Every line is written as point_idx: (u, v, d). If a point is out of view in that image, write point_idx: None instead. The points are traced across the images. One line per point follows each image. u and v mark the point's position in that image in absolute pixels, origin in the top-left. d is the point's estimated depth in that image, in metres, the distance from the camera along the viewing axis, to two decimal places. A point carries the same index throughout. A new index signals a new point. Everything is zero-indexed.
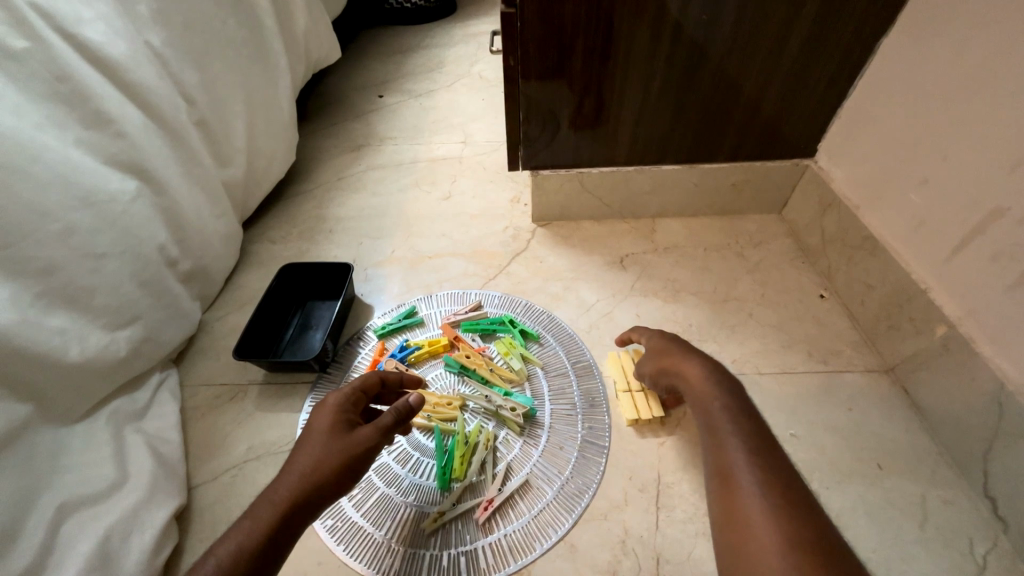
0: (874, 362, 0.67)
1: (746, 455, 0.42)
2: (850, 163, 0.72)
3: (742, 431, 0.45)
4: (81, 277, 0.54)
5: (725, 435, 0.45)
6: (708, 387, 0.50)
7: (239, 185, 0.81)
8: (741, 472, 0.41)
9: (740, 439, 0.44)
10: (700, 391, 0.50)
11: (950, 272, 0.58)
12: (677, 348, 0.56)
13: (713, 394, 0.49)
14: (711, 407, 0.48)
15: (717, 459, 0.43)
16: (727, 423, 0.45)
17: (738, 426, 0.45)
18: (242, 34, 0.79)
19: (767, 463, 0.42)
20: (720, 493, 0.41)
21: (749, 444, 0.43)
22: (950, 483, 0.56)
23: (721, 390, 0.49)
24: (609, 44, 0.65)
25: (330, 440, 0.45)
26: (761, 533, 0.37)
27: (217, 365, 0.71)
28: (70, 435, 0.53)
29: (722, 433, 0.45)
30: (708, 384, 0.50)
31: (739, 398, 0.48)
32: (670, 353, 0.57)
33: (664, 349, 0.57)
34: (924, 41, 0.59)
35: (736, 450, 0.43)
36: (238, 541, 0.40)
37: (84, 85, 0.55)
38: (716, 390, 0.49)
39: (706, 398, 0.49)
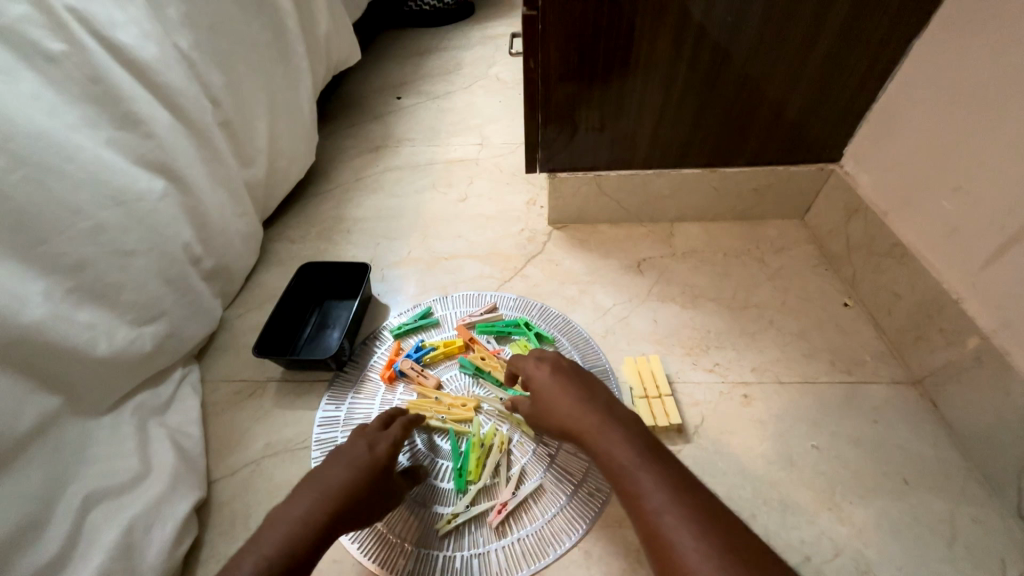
0: (901, 374, 0.65)
1: (665, 508, 0.40)
2: (878, 169, 0.70)
3: (650, 481, 0.42)
4: (111, 274, 0.56)
5: (639, 491, 0.41)
6: (609, 436, 0.46)
7: (261, 185, 0.82)
8: (678, 537, 0.38)
9: (658, 492, 0.41)
10: (602, 443, 0.46)
11: (983, 282, 0.56)
12: (554, 385, 0.52)
13: (616, 443, 0.45)
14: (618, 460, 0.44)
15: (650, 528, 0.39)
16: (631, 475, 0.42)
17: (643, 476, 0.42)
18: (266, 37, 0.81)
19: (689, 514, 0.39)
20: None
21: (668, 493, 0.40)
22: (981, 501, 0.54)
23: (620, 433, 0.46)
24: (630, 47, 0.64)
25: (364, 470, 0.49)
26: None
27: (237, 362, 0.72)
28: (97, 427, 0.54)
29: (640, 493, 0.41)
30: (605, 434, 0.46)
31: (636, 441, 0.45)
32: (545, 391, 0.52)
33: (543, 396, 0.52)
34: (959, 43, 0.57)
35: (651, 506, 0.40)
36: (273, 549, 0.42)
37: (116, 87, 0.56)
38: (619, 436, 0.45)
39: (604, 443, 0.46)
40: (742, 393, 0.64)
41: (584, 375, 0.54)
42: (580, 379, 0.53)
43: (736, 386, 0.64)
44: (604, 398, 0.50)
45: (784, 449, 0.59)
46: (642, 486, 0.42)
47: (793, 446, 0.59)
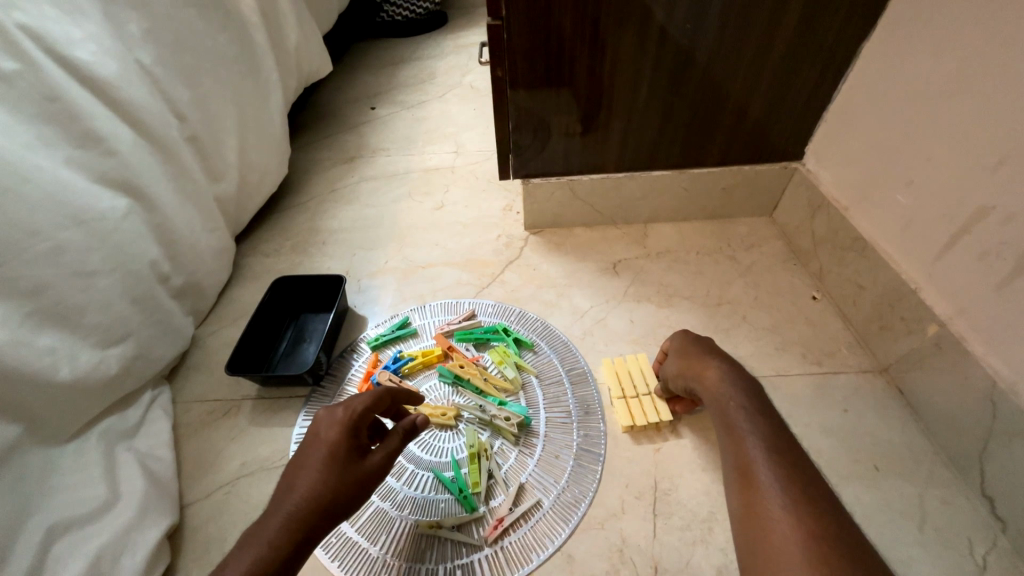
0: (869, 363, 0.67)
1: (770, 457, 0.41)
2: (837, 165, 0.72)
3: (760, 427, 0.44)
4: (72, 295, 0.54)
5: (745, 435, 0.43)
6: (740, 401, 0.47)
7: (232, 199, 0.81)
8: (757, 460, 0.40)
9: (764, 443, 0.42)
10: (728, 405, 0.47)
11: (938, 272, 0.58)
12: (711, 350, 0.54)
13: (740, 402, 0.46)
14: (734, 413, 0.46)
15: (739, 458, 0.42)
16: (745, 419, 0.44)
17: (762, 426, 0.43)
18: (232, 51, 0.80)
19: (790, 461, 0.40)
20: (737, 475, 0.41)
21: (769, 440, 0.42)
22: (947, 482, 0.56)
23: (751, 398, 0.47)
24: (595, 53, 0.66)
25: (331, 468, 0.43)
26: (776, 525, 0.36)
27: (209, 381, 0.70)
28: (60, 455, 0.52)
29: (750, 435, 0.43)
30: (725, 385, 0.49)
31: (754, 397, 0.47)
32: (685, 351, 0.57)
33: (690, 352, 0.55)
34: (904, 47, 0.60)
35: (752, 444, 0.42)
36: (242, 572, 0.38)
37: (74, 104, 0.55)
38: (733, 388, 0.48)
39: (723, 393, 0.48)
40: None
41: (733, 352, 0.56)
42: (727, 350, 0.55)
43: None
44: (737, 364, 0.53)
45: None
46: (746, 428, 0.44)
47: None
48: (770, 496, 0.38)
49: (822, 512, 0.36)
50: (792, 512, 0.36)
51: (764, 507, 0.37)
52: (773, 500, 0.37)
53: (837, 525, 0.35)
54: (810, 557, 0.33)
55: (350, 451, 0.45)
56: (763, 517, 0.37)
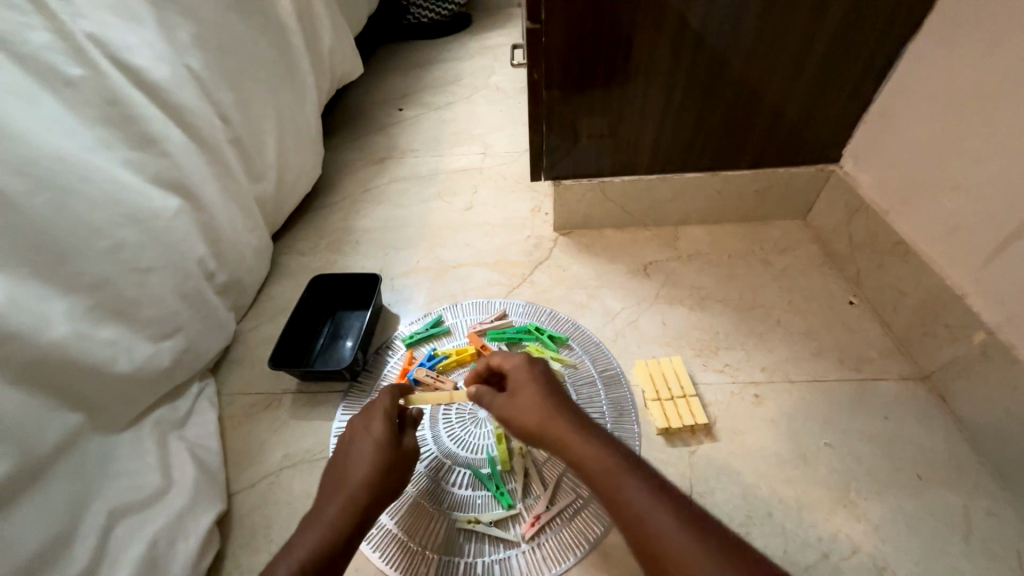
0: (909, 370, 0.65)
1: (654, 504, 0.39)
2: (878, 168, 0.71)
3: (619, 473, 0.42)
4: (130, 290, 0.57)
5: (634, 501, 0.40)
6: (632, 487, 0.40)
7: (270, 199, 0.84)
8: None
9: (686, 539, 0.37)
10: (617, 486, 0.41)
11: (985, 278, 0.57)
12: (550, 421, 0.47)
13: (632, 480, 0.41)
14: (636, 498, 0.40)
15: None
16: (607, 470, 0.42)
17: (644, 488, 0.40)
18: (272, 55, 0.82)
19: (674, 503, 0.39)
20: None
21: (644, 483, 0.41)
22: (994, 493, 0.55)
23: (639, 477, 0.41)
24: (630, 57, 0.66)
25: (378, 453, 0.49)
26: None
27: (252, 374, 0.73)
28: (118, 442, 0.55)
29: (676, 544, 0.36)
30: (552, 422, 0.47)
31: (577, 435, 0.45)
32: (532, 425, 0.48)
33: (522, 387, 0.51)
34: (952, 48, 0.58)
35: (631, 495, 0.40)
36: (315, 543, 0.43)
37: (132, 108, 0.58)
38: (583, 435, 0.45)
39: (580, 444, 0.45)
40: (753, 393, 0.65)
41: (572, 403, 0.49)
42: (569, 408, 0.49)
43: (747, 386, 0.65)
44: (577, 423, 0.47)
45: (797, 447, 0.59)
46: (653, 518, 0.38)
47: (806, 444, 0.60)
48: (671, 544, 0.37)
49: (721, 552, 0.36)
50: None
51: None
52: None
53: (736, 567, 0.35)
54: None
55: (392, 437, 0.51)
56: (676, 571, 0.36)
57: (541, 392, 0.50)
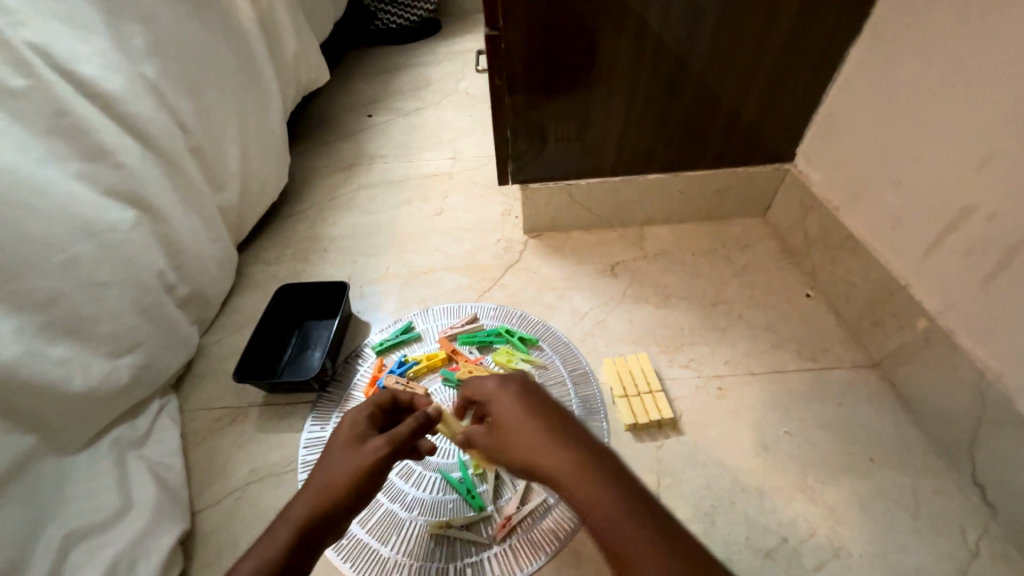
0: (861, 358, 0.69)
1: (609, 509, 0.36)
2: (828, 166, 0.74)
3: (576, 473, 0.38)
4: (84, 306, 0.55)
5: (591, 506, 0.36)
6: (587, 489, 0.37)
7: (234, 208, 0.82)
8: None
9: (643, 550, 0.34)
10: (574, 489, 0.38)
11: (926, 268, 0.60)
12: (535, 431, 0.41)
13: (588, 483, 0.37)
14: (592, 502, 0.36)
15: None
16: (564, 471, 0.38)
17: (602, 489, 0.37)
18: (233, 62, 0.81)
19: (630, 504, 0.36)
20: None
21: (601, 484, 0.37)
22: (940, 472, 0.58)
23: (631, 508, 0.36)
24: (592, 61, 0.68)
25: (339, 456, 0.46)
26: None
27: (216, 389, 0.71)
28: (73, 464, 0.53)
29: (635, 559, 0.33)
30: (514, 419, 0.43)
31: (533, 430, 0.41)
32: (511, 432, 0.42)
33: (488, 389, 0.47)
34: (891, 52, 0.62)
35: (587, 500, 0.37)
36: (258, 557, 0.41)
37: (83, 119, 0.56)
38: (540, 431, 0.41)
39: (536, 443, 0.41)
40: (717, 386, 0.66)
41: (564, 412, 0.43)
42: (561, 417, 0.43)
43: (710, 380, 0.67)
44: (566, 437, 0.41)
45: (759, 437, 0.61)
46: (610, 525, 0.35)
47: (767, 433, 0.62)
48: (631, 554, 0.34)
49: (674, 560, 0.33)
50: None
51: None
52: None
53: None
54: None
55: (358, 440, 0.47)
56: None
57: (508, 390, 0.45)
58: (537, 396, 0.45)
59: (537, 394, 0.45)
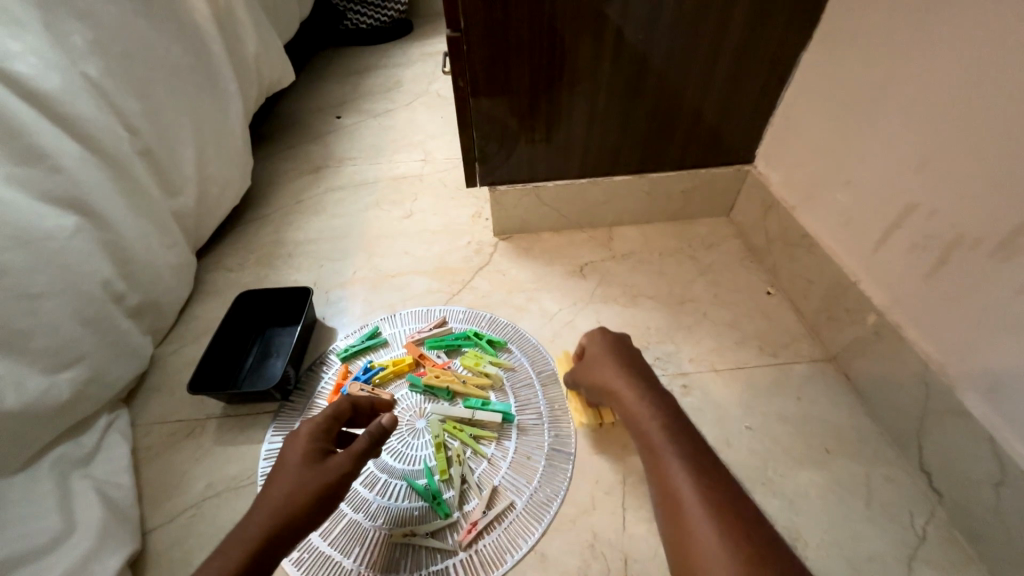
0: (819, 352, 0.71)
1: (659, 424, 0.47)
2: (785, 167, 0.77)
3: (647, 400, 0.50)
4: (19, 319, 0.52)
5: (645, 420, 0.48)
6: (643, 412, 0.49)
7: (191, 213, 0.79)
8: (680, 484, 0.42)
9: (678, 453, 0.44)
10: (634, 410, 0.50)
11: (875, 264, 0.62)
12: (612, 369, 0.56)
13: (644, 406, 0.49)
14: (646, 418, 0.48)
15: (664, 485, 0.43)
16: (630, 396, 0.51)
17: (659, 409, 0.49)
18: (187, 62, 0.78)
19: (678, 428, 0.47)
20: (664, 504, 0.42)
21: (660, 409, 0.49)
22: (891, 460, 0.60)
23: (661, 421, 0.47)
24: (554, 62, 0.68)
25: (296, 473, 0.46)
26: (676, 484, 0.42)
27: (171, 401, 0.68)
28: (8, 487, 0.50)
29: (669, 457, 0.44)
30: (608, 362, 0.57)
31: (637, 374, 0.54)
32: (596, 372, 0.57)
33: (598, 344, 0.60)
34: (838, 56, 0.64)
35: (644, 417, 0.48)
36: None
37: (14, 120, 0.53)
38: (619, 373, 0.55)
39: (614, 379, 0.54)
40: (682, 383, 0.67)
41: (643, 360, 0.58)
42: (642, 369, 0.55)
43: (676, 378, 0.68)
44: (646, 374, 0.55)
45: (722, 433, 0.62)
46: (655, 434, 0.46)
47: (730, 429, 0.63)
48: (667, 456, 0.44)
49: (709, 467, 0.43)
50: (717, 537, 0.38)
51: (694, 541, 0.38)
52: (705, 528, 0.38)
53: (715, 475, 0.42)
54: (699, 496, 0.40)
55: (315, 455, 0.47)
56: (663, 475, 0.43)
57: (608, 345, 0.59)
58: (633, 349, 0.59)
59: (632, 353, 0.58)
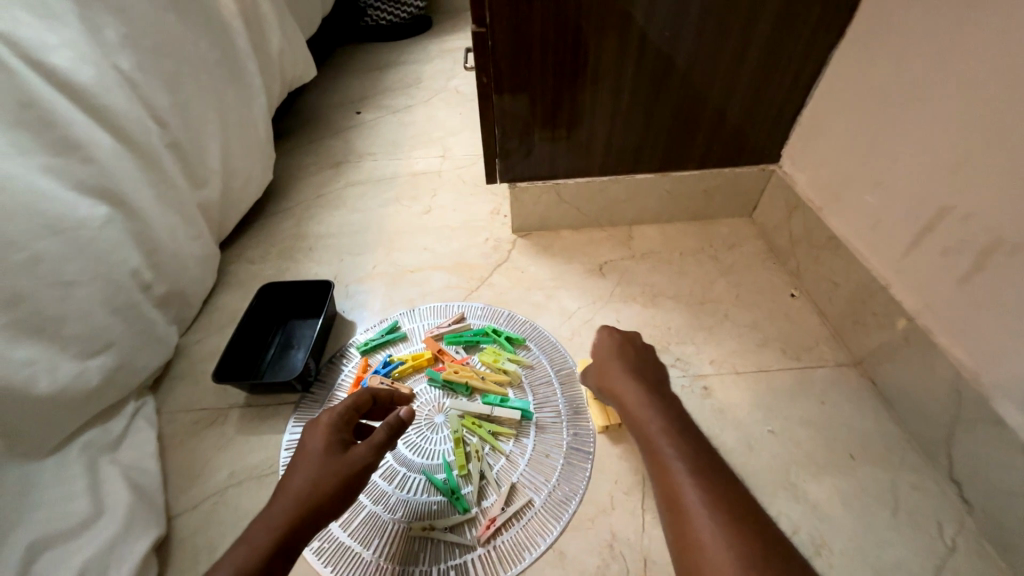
0: (844, 357, 0.69)
1: (663, 425, 0.49)
2: (812, 167, 0.75)
3: (651, 403, 0.53)
4: (52, 306, 0.53)
5: (649, 421, 0.50)
6: (649, 413, 0.51)
7: (215, 206, 0.80)
8: (681, 480, 0.44)
9: (681, 452, 0.46)
10: (640, 411, 0.52)
11: (905, 268, 0.61)
12: (619, 371, 0.58)
13: (649, 409, 0.52)
14: (651, 420, 0.50)
15: (665, 481, 0.45)
16: (635, 399, 0.53)
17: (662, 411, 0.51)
18: (214, 56, 0.79)
19: (682, 429, 0.49)
20: (665, 498, 0.44)
21: (663, 412, 0.51)
22: (919, 469, 0.59)
23: (665, 422, 0.50)
24: (578, 59, 0.67)
25: (319, 462, 0.46)
26: (678, 481, 0.44)
27: (195, 390, 0.70)
28: (41, 469, 0.51)
29: (673, 455, 0.46)
30: (614, 365, 0.59)
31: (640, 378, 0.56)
32: (603, 373, 0.59)
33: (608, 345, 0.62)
34: (871, 54, 0.63)
35: (650, 419, 0.51)
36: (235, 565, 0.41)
37: (50, 112, 0.54)
38: (624, 376, 0.57)
39: (619, 382, 0.56)
40: (703, 385, 0.67)
41: (654, 365, 0.60)
42: (649, 373, 0.58)
43: (696, 379, 0.67)
44: (655, 380, 0.57)
45: (744, 436, 0.62)
46: (660, 435, 0.49)
47: (751, 432, 0.62)
48: (669, 454, 0.46)
49: (709, 466, 0.45)
50: (718, 532, 0.39)
51: (695, 533, 0.40)
52: (704, 522, 0.40)
53: (715, 473, 0.44)
54: (703, 492, 0.42)
55: (337, 446, 0.48)
56: (667, 472, 0.45)
57: (618, 348, 0.61)
58: (644, 354, 0.61)
59: (639, 355, 0.60)
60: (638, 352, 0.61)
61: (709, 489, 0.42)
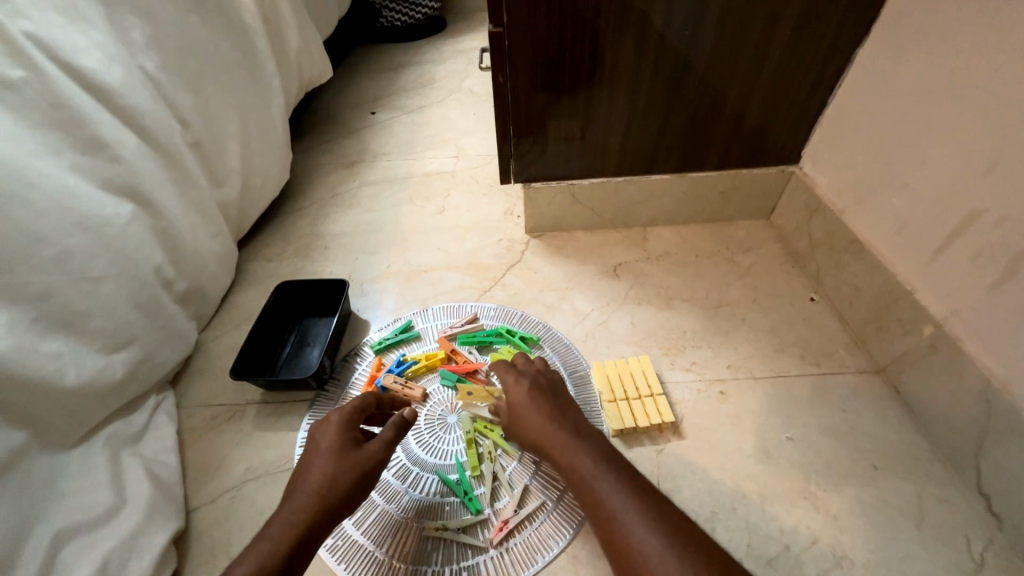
0: (866, 363, 0.68)
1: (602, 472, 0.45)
2: (834, 169, 0.73)
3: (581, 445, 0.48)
4: (80, 300, 0.54)
5: (586, 469, 0.46)
6: (583, 458, 0.47)
7: (234, 204, 0.82)
8: (637, 538, 0.40)
9: (626, 502, 0.43)
10: (573, 458, 0.47)
11: (933, 273, 0.59)
12: (536, 415, 0.52)
13: (582, 453, 0.47)
14: (586, 467, 0.46)
15: (620, 543, 0.41)
16: (563, 445, 0.49)
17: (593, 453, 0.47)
18: (235, 57, 0.81)
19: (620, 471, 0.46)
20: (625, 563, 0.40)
21: (597, 454, 0.47)
22: (945, 481, 0.57)
23: (602, 466, 0.46)
24: (595, 60, 0.67)
25: (334, 460, 0.47)
26: (633, 539, 0.40)
27: (213, 386, 0.71)
28: (67, 460, 0.52)
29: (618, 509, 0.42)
30: (529, 407, 0.53)
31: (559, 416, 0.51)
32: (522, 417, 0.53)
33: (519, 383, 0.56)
34: (898, 53, 0.61)
35: (584, 466, 0.46)
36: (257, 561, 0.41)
37: (80, 112, 0.56)
38: (546, 418, 0.51)
39: (542, 425, 0.51)
40: (719, 390, 0.66)
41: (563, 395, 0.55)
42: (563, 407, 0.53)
43: (713, 383, 0.66)
44: (576, 416, 0.52)
45: (761, 442, 0.61)
46: (602, 487, 0.44)
47: (769, 439, 0.61)
48: (616, 508, 0.43)
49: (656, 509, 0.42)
50: None
51: None
52: None
53: (663, 515, 0.42)
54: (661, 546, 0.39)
55: (350, 443, 0.49)
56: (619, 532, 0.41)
57: (529, 386, 0.55)
58: (553, 384, 0.56)
59: (545, 388, 0.55)
60: (546, 385, 0.56)
61: (665, 539, 0.40)
